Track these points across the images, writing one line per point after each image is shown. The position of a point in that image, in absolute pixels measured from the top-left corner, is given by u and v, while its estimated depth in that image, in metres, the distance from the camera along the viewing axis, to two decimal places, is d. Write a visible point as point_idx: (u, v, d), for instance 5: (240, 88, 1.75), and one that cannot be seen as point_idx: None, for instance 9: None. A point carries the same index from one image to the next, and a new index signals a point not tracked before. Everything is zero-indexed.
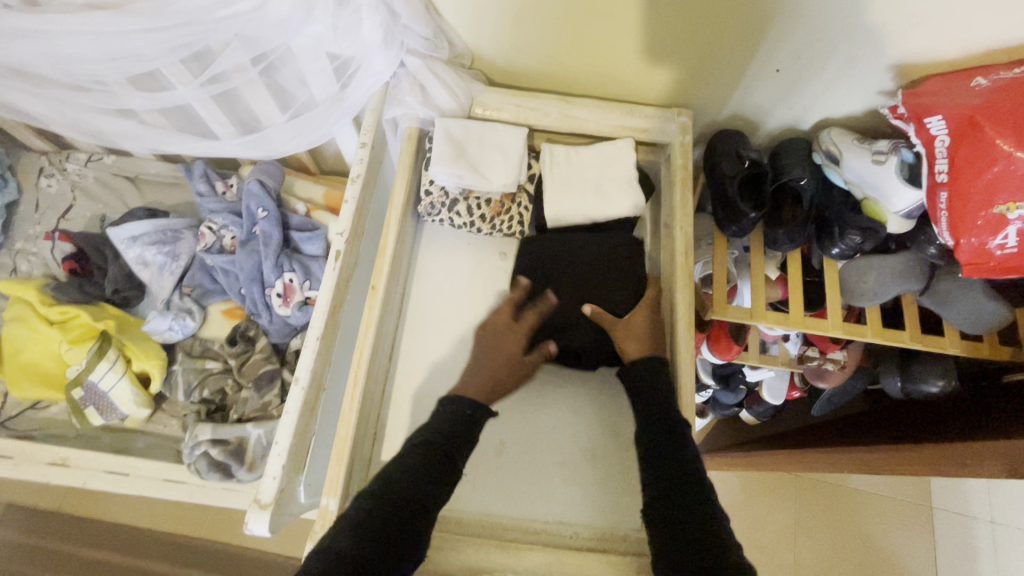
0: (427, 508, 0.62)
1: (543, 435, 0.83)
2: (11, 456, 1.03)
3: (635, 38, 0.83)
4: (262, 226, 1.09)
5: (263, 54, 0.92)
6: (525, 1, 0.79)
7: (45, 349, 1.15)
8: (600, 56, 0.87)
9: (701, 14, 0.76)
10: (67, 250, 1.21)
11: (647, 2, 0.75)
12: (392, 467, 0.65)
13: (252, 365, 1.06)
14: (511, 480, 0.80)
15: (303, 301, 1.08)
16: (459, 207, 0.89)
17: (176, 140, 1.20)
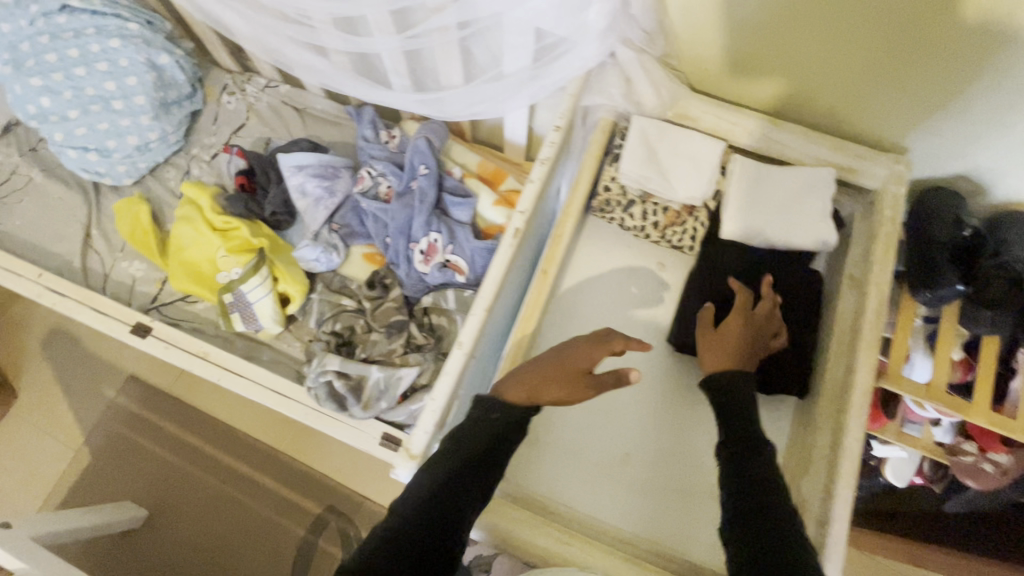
0: (466, 494, 0.64)
1: (603, 441, 0.91)
2: (164, 339, 1.16)
3: (864, 64, 0.80)
4: (421, 182, 1.13)
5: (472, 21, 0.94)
6: (759, 12, 0.79)
7: (204, 251, 1.25)
8: (816, 80, 0.86)
9: (954, 40, 0.73)
10: (240, 165, 1.30)
11: (893, 25, 0.74)
12: (420, 482, 0.65)
13: (385, 312, 1.11)
14: (576, 478, 0.88)
15: (443, 263, 1.11)
16: (635, 209, 0.89)
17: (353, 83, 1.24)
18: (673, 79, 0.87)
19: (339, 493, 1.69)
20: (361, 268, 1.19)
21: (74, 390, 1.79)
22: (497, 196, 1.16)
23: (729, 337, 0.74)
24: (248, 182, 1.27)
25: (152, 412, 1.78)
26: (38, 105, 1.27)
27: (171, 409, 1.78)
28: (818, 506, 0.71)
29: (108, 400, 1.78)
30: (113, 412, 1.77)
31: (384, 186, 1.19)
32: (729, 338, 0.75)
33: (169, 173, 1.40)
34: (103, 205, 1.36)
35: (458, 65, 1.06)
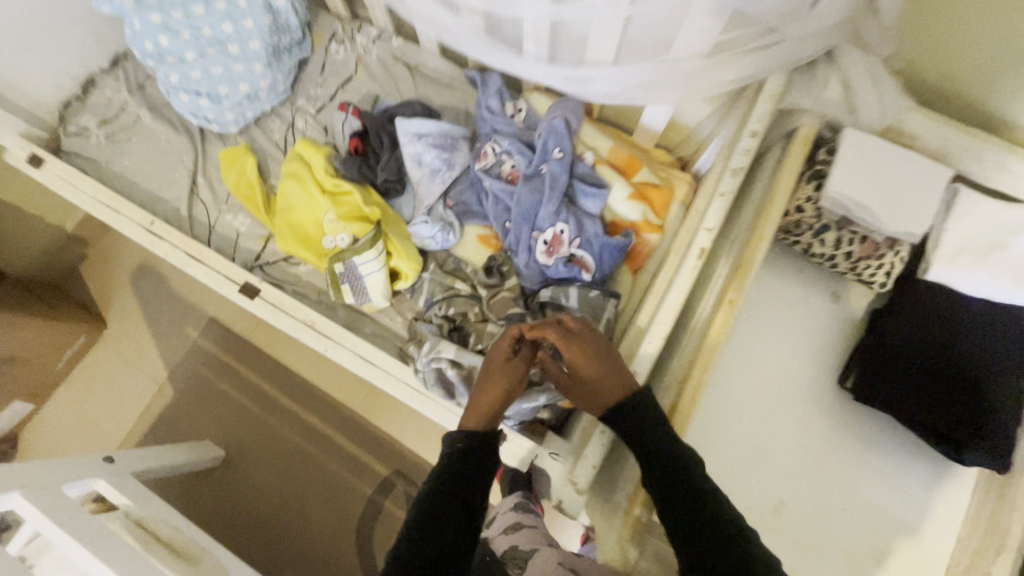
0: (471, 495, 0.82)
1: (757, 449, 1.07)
2: (271, 302, 1.14)
3: None
4: (552, 166, 1.04)
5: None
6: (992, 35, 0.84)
7: (312, 214, 1.21)
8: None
9: None
10: (354, 126, 1.24)
11: None
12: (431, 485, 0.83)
13: (502, 302, 1.05)
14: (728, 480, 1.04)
15: (568, 257, 1.04)
16: (830, 235, 1.03)
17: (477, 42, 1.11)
18: (899, 97, 0.94)
19: (407, 458, 1.71)
20: (475, 251, 1.13)
21: (160, 327, 1.84)
22: (632, 188, 1.06)
23: (609, 398, 0.86)
24: (362, 146, 1.22)
25: (234, 356, 1.82)
26: (155, 43, 1.21)
27: (251, 356, 1.82)
28: None
29: (192, 340, 1.83)
30: (196, 352, 1.82)
31: (508, 165, 1.11)
32: (601, 371, 0.87)
33: (274, 123, 1.34)
34: (208, 152, 1.33)
35: (614, 40, 0.93)
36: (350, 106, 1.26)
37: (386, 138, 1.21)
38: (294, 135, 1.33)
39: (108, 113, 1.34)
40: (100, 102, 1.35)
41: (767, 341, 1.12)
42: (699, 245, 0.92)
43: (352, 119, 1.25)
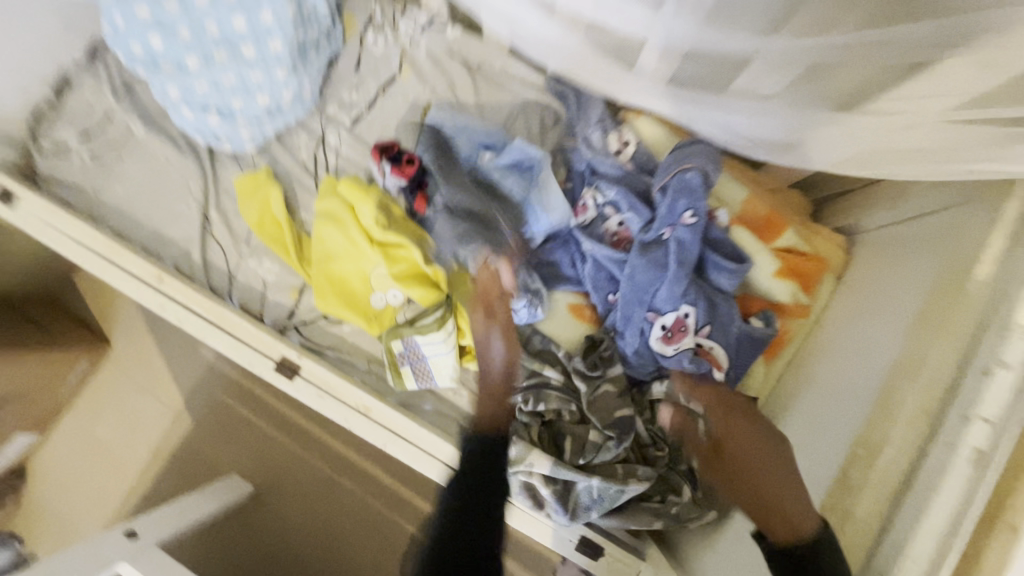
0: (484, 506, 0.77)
1: None
2: (316, 385, 0.93)
3: None
4: (679, 233, 0.82)
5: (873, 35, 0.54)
6: None
7: (360, 269, 0.98)
8: None
9: None
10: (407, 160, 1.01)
11: None
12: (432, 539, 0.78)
13: (606, 402, 0.84)
14: None
15: (693, 349, 0.82)
16: None
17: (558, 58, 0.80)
18: None
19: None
20: (567, 326, 0.90)
21: (169, 347, 1.59)
22: (780, 261, 0.84)
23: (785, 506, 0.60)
24: (423, 185, 0.99)
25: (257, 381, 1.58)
26: (145, 46, 0.93)
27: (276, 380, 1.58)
28: None
29: (208, 362, 1.58)
30: (212, 376, 1.57)
31: (614, 222, 0.89)
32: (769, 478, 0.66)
33: (301, 139, 1.08)
34: (222, 177, 1.07)
35: (786, 75, 0.64)
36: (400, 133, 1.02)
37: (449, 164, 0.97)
38: (326, 154, 1.07)
39: (94, 126, 1.08)
40: (83, 113, 1.08)
41: None
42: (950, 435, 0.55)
43: (403, 147, 1.01)
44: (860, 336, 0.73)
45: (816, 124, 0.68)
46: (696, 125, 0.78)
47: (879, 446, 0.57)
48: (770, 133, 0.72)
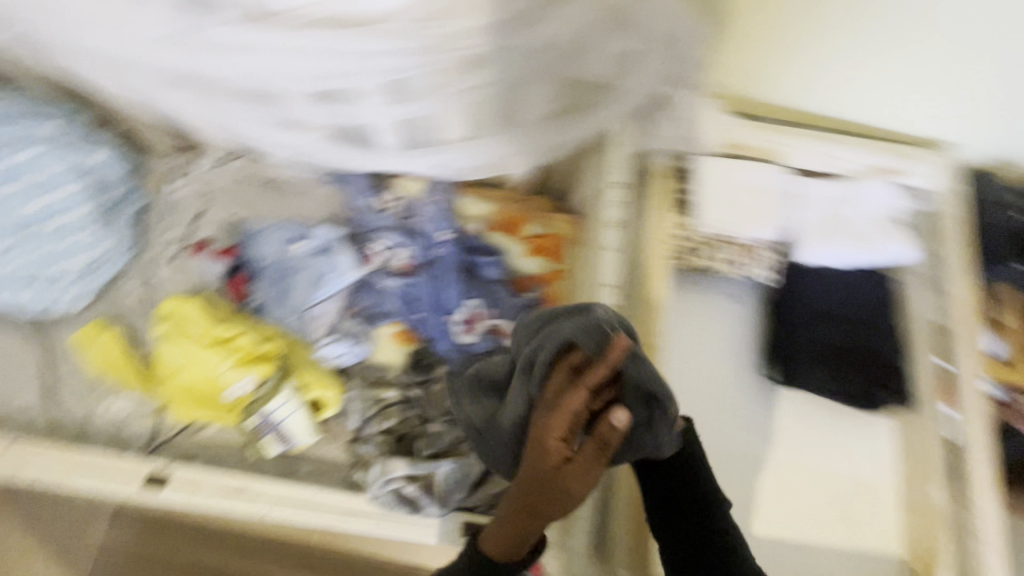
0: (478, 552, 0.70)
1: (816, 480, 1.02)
2: (185, 484, 1.00)
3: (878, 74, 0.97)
4: (444, 250, 1.05)
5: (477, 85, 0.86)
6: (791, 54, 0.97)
7: (205, 370, 1.10)
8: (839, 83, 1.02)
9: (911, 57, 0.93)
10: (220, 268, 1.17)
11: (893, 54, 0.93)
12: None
13: (437, 396, 1.02)
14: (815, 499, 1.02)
15: (488, 330, 1.03)
16: (769, 257, 1.05)
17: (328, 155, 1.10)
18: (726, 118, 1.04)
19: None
20: (394, 352, 1.07)
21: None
22: (528, 244, 1.10)
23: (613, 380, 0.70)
24: (246, 285, 1.14)
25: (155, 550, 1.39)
26: None
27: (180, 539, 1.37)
28: None
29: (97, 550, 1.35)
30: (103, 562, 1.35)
31: (399, 258, 1.09)
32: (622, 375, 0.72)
33: (129, 284, 1.21)
34: (58, 340, 1.16)
35: (461, 122, 0.95)
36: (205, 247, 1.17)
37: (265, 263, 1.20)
38: (155, 290, 1.21)
39: None
40: None
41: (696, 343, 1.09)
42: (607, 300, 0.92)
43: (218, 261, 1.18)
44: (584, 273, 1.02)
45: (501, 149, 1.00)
46: (436, 171, 1.08)
47: None
48: (478, 163, 1.03)
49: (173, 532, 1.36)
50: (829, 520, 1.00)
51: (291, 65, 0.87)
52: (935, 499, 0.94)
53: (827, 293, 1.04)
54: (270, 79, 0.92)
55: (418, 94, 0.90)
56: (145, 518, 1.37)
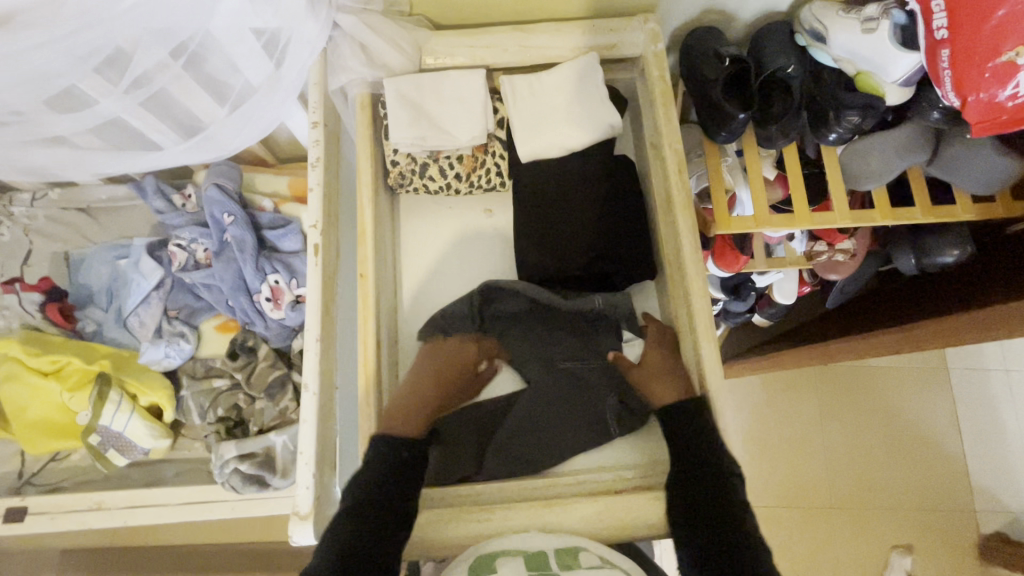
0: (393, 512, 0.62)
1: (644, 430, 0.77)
2: (47, 510, 1.03)
3: None
4: (232, 232, 1.04)
5: (182, 44, 0.81)
6: None
7: (46, 403, 1.11)
8: None
9: None
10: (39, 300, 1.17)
11: None
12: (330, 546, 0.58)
13: (260, 375, 1.05)
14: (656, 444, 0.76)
15: (295, 300, 1.04)
16: (431, 170, 0.80)
17: (116, 161, 1.02)
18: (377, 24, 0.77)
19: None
20: (219, 342, 1.12)
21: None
22: None
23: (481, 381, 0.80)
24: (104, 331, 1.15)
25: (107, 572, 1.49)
26: None
27: (127, 560, 1.49)
28: (698, 368, 0.72)
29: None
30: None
31: (201, 251, 1.10)
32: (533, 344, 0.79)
33: None
34: None
35: (207, 95, 0.94)
36: (21, 282, 1.17)
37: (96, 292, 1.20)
38: None
39: None
40: None
41: (422, 271, 0.85)
42: (311, 241, 0.75)
43: (29, 293, 1.17)
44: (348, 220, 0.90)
45: (268, 117, 0.94)
46: (216, 156, 1.00)
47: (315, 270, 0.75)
48: (252, 135, 0.97)
49: (120, 552, 1.50)
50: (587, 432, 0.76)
51: None
52: (687, 364, 0.74)
53: (564, 182, 0.81)
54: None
55: (152, 77, 0.84)
56: (89, 547, 1.50)
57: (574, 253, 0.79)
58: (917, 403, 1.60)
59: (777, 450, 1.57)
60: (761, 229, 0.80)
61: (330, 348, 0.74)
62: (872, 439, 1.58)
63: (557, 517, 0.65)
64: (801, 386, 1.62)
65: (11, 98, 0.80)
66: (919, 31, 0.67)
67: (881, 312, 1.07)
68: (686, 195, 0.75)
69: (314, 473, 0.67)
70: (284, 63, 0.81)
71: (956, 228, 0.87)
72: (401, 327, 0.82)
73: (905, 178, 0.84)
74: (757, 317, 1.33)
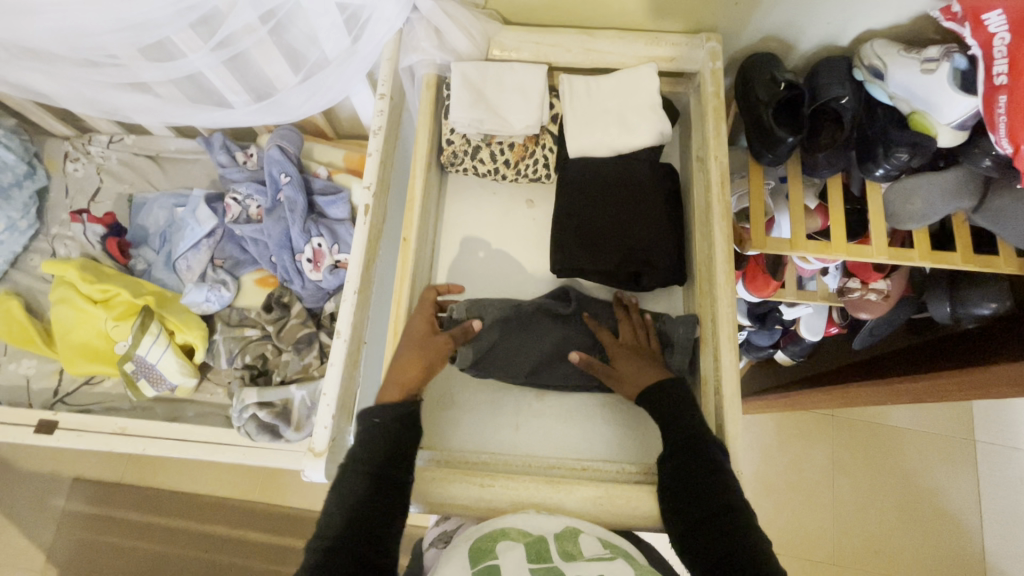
0: (379, 522, 0.58)
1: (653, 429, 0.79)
2: (73, 427, 1.08)
3: None
4: (286, 192, 1.10)
5: (271, 10, 0.88)
6: None
7: (91, 328, 1.17)
8: None
9: None
10: (101, 232, 1.27)
11: None
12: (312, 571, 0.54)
13: (290, 330, 1.10)
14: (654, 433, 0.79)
15: (334, 264, 1.10)
16: (482, 154, 0.85)
17: (190, 114, 1.10)
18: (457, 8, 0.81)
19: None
20: (256, 294, 1.19)
21: (19, 510, 1.55)
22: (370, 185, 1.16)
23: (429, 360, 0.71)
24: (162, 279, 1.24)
25: (112, 505, 1.55)
26: None
27: (134, 497, 1.55)
28: (715, 375, 0.73)
29: (60, 511, 1.55)
30: (69, 521, 1.54)
31: (254, 207, 1.17)
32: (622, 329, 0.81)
33: (34, 260, 1.30)
34: None
35: (285, 62, 1.00)
36: (89, 214, 1.28)
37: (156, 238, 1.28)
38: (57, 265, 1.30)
39: None
40: None
41: (460, 249, 0.88)
42: (361, 202, 0.80)
43: (94, 225, 1.28)
44: (396, 191, 0.94)
45: (336, 89, 0.99)
46: (280, 120, 1.06)
47: (361, 231, 0.79)
48: (318, 104, 1.02)
49: (126, 489, 1.56)
50: (595, 423, 0.79)
51: (95, 31, 0.84)
52: (704, 371, 0.76)
53: (608, 180, 0.83)
54: (97, 47, 0.89)
55: (238, 38, 0.91)
56: (101, 481, 1.56)
57: (608, 248, 0.81)
58: (937, 471, 1.55)
59: (783, 495, 1.54)
60: (795, 253, 0.81)
61: (366, 305, 0.78)
62: (886, 501, 1.53)
63: (560, 494, 0.67)
64: (816, 434, 1.58)
65: (110, 42, 0.88)
66: (980, 77, 0.68)
67: (907, 362, 1.06)
68: (726, 208, 0.77)
69: (333, 416, 0.71)
70: (360, 39, 0.88)
71: (997, 281, 0.86)
72: (433, 296, 0.86)
73: (947, 224, 0.84)
74: (780, 354, 1.31)
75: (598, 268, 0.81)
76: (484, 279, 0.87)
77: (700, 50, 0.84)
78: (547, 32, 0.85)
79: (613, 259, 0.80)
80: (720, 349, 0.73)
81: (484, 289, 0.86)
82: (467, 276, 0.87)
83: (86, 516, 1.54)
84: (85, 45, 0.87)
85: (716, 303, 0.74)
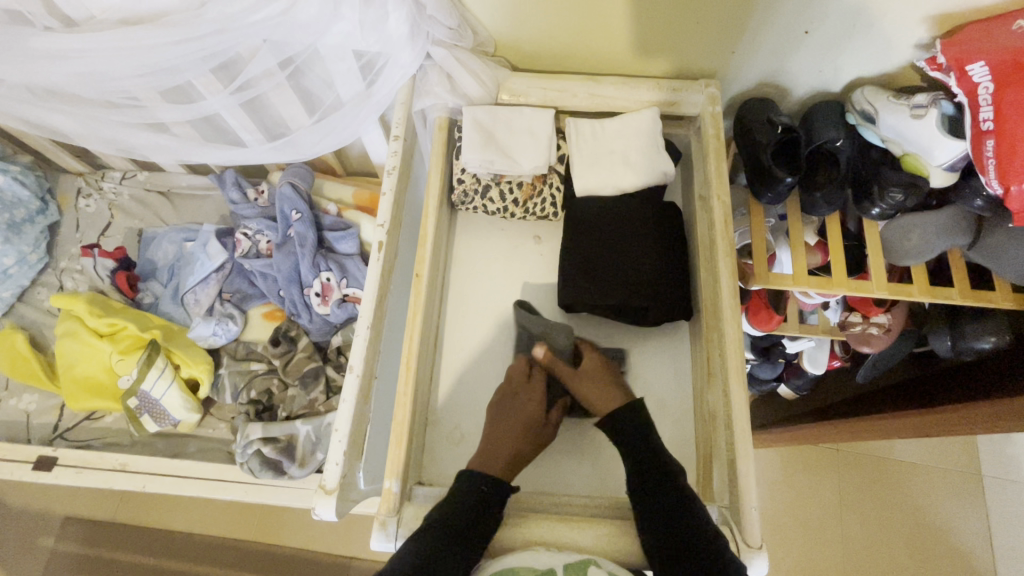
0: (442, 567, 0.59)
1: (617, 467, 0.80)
2: (73, 464, 1.06)
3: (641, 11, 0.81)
4: (296, 227, 1.12)
5: (290, 57, 0.91)
6: None
7: (96, 362, 1.17)
8: (584, 11, 0.82)
9: None
10: (111, 266, 1.28)
11: None
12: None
13: (296, 363, 1.10)
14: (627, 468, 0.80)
15: (342, 298, 1.12)
16: (491, 192, 0.88)
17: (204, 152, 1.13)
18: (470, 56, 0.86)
19: (328, 562, 1.47)
20: (263, 328, 1.20)
21: (7, 548, 1.50)
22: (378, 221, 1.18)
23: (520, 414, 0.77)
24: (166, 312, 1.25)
25: (104, 545, 1.50)
26: None
27: (126, 536, 1.51)
28: (724, 409, 0.74)
29: (49, 551, 1.50)
30: (58, 561, 1.49)
31: (264, 242, 1.19)
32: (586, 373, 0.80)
33: (41, 294, 1.31)
34: None
35: (300, 104, 1.04)
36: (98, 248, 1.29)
37: (163, 272, 1.29)
38: None
39: None
40: None
41: (469, 284, 0.90)
42: (375, 239, 0.82)
43: (104, 259, 1.28)
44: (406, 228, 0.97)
45: (349, 130, 1.01)
46: (290, 160, 1.06)
47: (375, 268, 0.81)
48: (331, 144, 1.03)
49: (119, 528, 1.51)
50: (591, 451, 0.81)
51: (118, 77, 0.87)
52: (714, 405, 0.76)
53: (614, 217, 0.86)
54: (119, 91, 0.92)
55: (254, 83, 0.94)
56: (93, 519, 1.52)
57: (616, 283, 0.83)
58: (947, 507, 1.53)
59: (792, 531, 1.51)
60: (797, 288, 0.83)
61: (378, 340, 0.79)
62: (897, 539, 1.50)
63: (572, 534, 0.66)
64: (822, 469, 1.57)
65: (130, 87, 0.90)
66: (967, 122, 0.71)
67: (911, 396, 1.06)
68: (730, 245, 0.79)
69: (344, 452, 0.71)
70: (375, 83, 0.92)
71: (996, 316, 0.87)
72: (443, 331, 0.87)
73: (944, 260, 0.86)
74: (783, 387, 1.32)
75: (607, 303, 0.82)
76: (495, 315, 0.88)
77: (700, 96, 0.88)
78: (554, 79, 0.90)
79: (616, 294, 0.82)
80: (727, 383, 0.73)
81: (492, 328, 0.88)
82: (477, 311, 0.89)
83: (76, 556, 1.49)
84: (108, 89, 0.90)
85: (724, 338, 0.75)
